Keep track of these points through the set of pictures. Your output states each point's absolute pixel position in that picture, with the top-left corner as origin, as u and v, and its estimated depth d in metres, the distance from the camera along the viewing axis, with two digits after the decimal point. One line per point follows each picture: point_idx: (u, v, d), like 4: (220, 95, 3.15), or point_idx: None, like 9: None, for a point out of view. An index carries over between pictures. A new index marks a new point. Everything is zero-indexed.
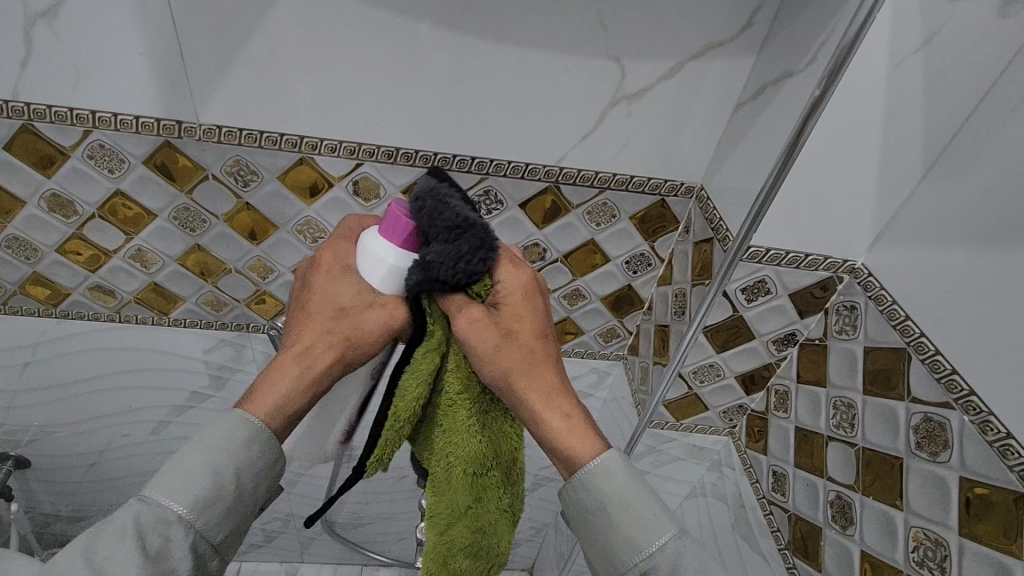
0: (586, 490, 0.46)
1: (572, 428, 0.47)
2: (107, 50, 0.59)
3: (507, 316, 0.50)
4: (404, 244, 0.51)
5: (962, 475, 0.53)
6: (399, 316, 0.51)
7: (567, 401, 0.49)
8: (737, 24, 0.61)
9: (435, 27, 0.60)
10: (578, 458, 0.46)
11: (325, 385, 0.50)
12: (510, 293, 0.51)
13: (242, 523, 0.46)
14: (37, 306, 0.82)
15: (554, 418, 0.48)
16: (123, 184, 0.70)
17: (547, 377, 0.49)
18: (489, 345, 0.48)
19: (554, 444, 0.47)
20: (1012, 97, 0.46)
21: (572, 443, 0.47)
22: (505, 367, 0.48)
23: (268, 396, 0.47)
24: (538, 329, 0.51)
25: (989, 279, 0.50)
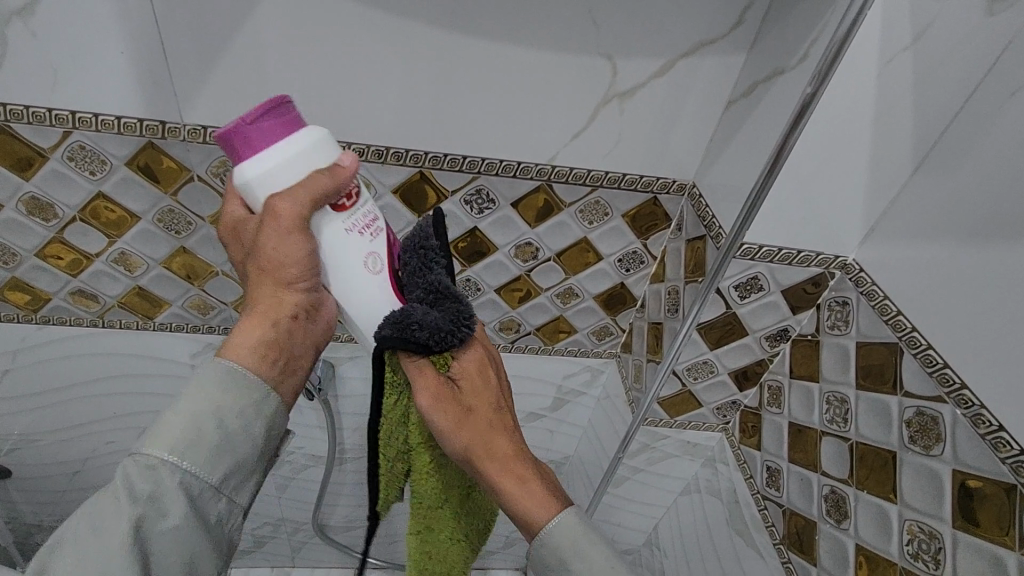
0: (548, 551, 0.49)
1: (527, 493, 0.51)
2: (85, 48, 0.57)
3: (467, 394, 0.54)
4: (256, 151, 0.48)
5: (955, 467, 0.53)
6: (283, 215, 0.48)
7: (522, 467, 0.52)
8: (728, 21, 0.61)
9: (424, 25, 0.59)
10: (536, 522, 0.50)
11: (280, 315, 0.51)
12: (466, 371, 0.54)
13: (241, 462, 0.48)
14: (16, 312, 0.80)
15: (511, 489, 0.51)
16: (105, 186, 0.68)
17: (503, 448, 0.52)
18: (449, 421, 0.52)
19: (516, 511, 0.51)
20: (1000, 93, 0.47)
21: (528, 508, 0.50)
22: (465, 439, 0.52)
23: (239, 345, 0.50)
24: (494, 403, 0.55)
25: (979, 273, 0.50)
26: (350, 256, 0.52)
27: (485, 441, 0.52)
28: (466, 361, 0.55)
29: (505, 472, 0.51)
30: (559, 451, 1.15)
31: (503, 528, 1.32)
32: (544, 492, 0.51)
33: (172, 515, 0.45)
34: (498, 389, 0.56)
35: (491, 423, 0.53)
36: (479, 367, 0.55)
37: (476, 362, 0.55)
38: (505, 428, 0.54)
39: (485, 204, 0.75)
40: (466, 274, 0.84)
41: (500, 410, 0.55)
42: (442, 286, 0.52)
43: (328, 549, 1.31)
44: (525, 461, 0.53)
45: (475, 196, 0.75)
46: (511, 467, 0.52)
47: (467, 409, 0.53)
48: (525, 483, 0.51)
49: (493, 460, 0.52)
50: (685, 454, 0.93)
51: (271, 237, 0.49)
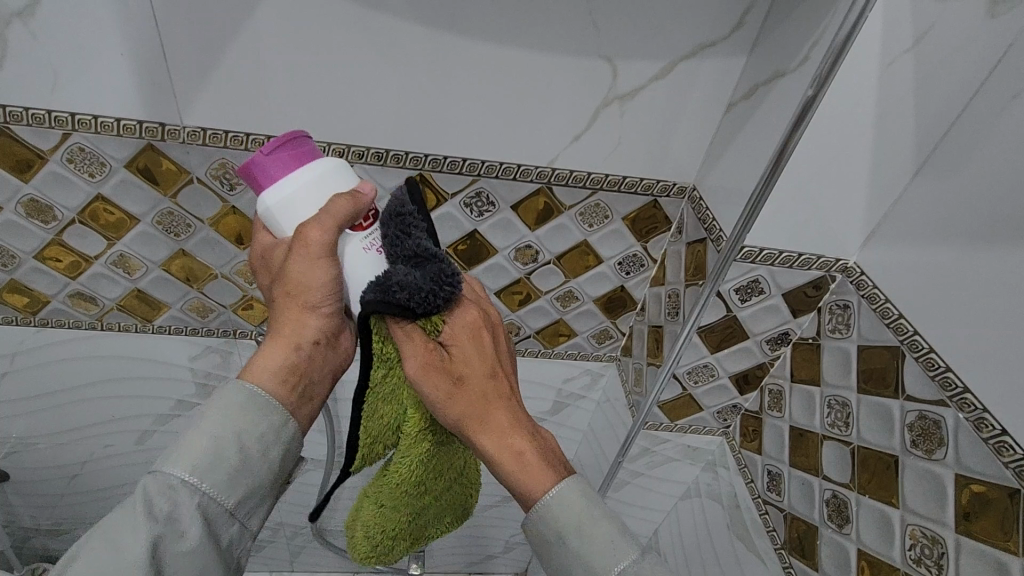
0: (545, 523, 0.47)
1: (523, 466, 0.49)
2: (85, 50, 0.57)
3: (460, 360, 0.52)
4: (274, 180, 0.51)
5: (958, 472, 0.53)
6: (313, 244, 0.49)
7: (517, 438, 0.50)
8: (728, 24, 0.61)
9: (424, 28, 0.59)
10: (533, 494, 0.48)
11: (303, 339, 0.53)
12: (460, 335, 0.53)
13: (259, 486, 0.48)
14: (15, 314, 0.79)
15: (505, 460, 0.49)
16: (104, 188, 0.68)
17: (499, 418, 0.51)
18: (440, 390, 0.51)
19: (512, 484, 0.49)
20: (1001, 96, 0.47)
21: (523, 481, 0.49)
22: (458, 408, 0.51)
23: (260, 367, 0.51)
24: (489, 369, 0.53)
25: (980, 276, 0.50)
26: (369, 268, 0.52)
27: (480, 411, 0.51)
28: (458, 325, 0.53)
29: (500, 444, 0.50)
30: None
31: (502, 532, 1.31)
32: (542, 465, 0.49)
33: (189, 536, 0.44)
34: (495, 354, 0.54)
35: (486, 391, 0.52)
36: (472, 330, 0.53)
37: (469, 325, 0.54)
38: (501, 396, 0.52)
39: (485, 207, 0.75)
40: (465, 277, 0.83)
41: (496, 376, 0.53)
42: (423, 248, 0.51)
43: (327, 554, 1.30)
44: (524, 431, 0.51)
45: (476, 199, 0.74)
46: (507, 438, 0.50)
47: (459, 376, 0.51)
48: (522, 454, 0.50)
49: (488, 431, 0.51)
50: (686, 458, 0.93)
51: (297, 262, 0.50)
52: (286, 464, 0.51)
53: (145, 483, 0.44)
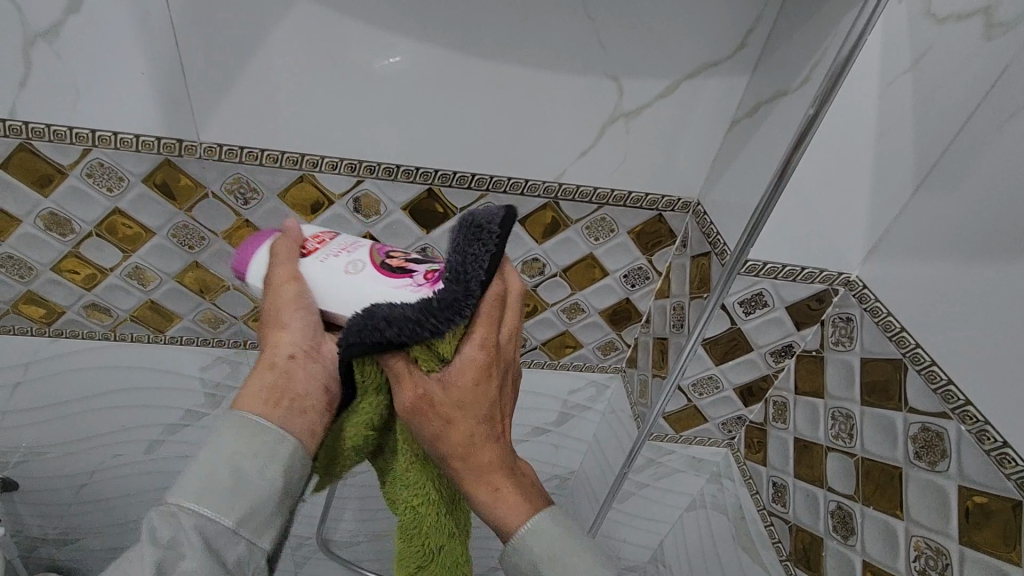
0: (518, 554, 0.49)
1: (501, 503, 0.49)
2: (108, 70, 0.59)
3: (456, 401, 0.48)
4: (251, 258, 0.55)
5: (961, 484, 0.54)
6: (277, 273, 0.52)
7: (499, 477, 0.50)
8: (731, 44, 0.63)
9: (436, 48, 0.61)
10: (505, 529, 0.49)
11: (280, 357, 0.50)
12: (460, 373, 0.47)
13: (260, 505, 0.46)
14: (30, 325, 0.81)
15: (484, 498, 0.50)
16: (122, 202, 0.70)
17: (485, 458, 0.49)
18: (429, 428, 0.49)
19: (486, 516, 0.50)
20: (998, 115, 0.49)
21: (498, 516, 0.50)
22: (445, 445, 0.49)
23: (248, 397, 0.49)
24: (485, 412, 0.49)
25: (980, 291, 0.51)
26: (330, 272, 0.52)
27: (468, 449, 0.49)
28: (461, 367, 0.48)
29: (482, 479, 0.50)
30: (564, 466, 1.15)
31: None
32: (517, 508, 0.49)
33: (189, 557, 0.42)
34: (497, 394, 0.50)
35: (478, 431, 0.49)
36: (477, 374, 0.48)
37: (475, 368, 0.48)
38: (492, 436, 0.50)
39: None
40: None
41: (491, 419, 0.50)
42: (451, 277, 0.47)
43: (331, 565, 1.30)
44: (507, 470, 0.50)
45: None
46: (489, 476, 0.50)
47: (450, 419, 0.48)
48: (500, 492, 0.50)
49: (472, 470, 0.49)
50: (691, 469, 0.93)
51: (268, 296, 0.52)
52: (292, 489, 0.48)
53: (150, 516, 0.43)
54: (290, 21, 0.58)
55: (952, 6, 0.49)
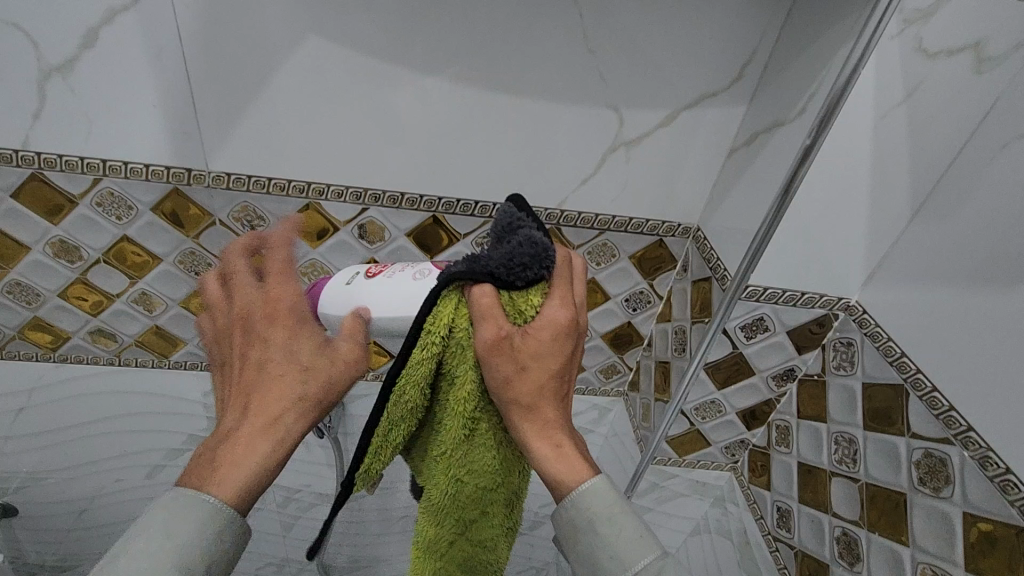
0: (576, 511, 0.45)
1: (562, 458, 0.48)
2: (119, 102, 0.60)
3: (530, 346, 0.48)
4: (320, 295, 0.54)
5: (966, 510, 0.54)
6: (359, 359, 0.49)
7: (559, 433, 0.49)
8: (728, 75, 0.64)
9: (441, 81, 0.62)
10: (565, 485, 0.47)
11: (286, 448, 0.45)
12: (543, 326, 0.48)
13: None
14: (35, 350, 0.82)
15: (543, 451, 0.48)
16: (130, 230, 0.71)
17: (549, 412, 0.49)
18: (500, 371, 0.47)
19: (542, 471, 0.48)
20: (989, 146, 0.51)
21: (559, 472, 0.47)
22: (513, 393, 0.48)
23: (237, 478, 0.42)
24: (557, 366, 0.49)
25: (980, 317, 0.52)
26: (398, 282, 0.52)
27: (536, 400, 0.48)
28: (545, 315, 0.48)
29: (545, 434, 0.48)
30: None
31: None
32: (578, 461, 0.48)
33: None
34: (571, 350, 0.49)
35: (546, 385, 0.49)
36: (558, 326, 0.48)
37: (557, 317, 0.48)
38: (557, 390, 0.49)
39: None
40: None
41: (560, 373, 0.49)
42: (536, 236, 0.48)
43: None
44: (568, 427, 0.50)
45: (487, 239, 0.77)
46: (551, 429, 0.49)
47: (524, 363, 0.48)
48: (561, 447, 0.48)
49: (535, 419, 0.48)
50: (694, 494, 0.93)
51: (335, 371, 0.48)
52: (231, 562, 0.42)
53: None
54: (298, 55, 0.59)
55: (943, 42, 0.50)
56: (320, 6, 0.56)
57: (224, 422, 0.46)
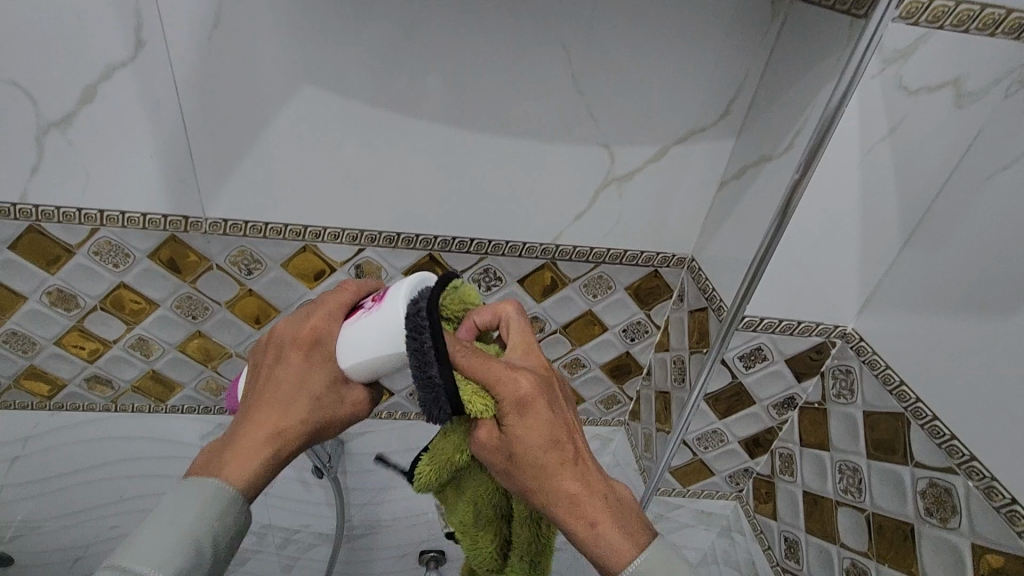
0: None
1: (598, 535, 0.45)
2: (117, 154, 0.61)
3: (512, 437, 0.46)
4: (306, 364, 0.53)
5: (974, 542, 0.54)
6: (357, 403, 0.53)
7: (588, 507, 0.46)
8: (714, 111, 0.65)
9: (437, 123, 0.63)
10: (613, 562, 0.45)
11: (286, 457, 0.50)
12: (512, 408, 0.46)
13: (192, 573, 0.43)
14: (31, 399, 0.81)
15: (580, 531, 0.46)
16: (127, 277, 0.71)
17: (567, 485, 0.46)
18: (498, 463, 0.48)
19: (586, 551, 0.46)
20: (979, 175, 0.53)
21: (600, 550, 0.45)
22: (519, 480, 0.47)
23: (247, 468, 0.47)
24: (549, 437, 0.46)
25: (975, 344, 0.53)
26: (348, 343, 0.51)
27: (545, 481, 0.46)
28: (511, 397, 0.46)
29: (571, 510, 0.46)
30: None
31: None
32: (620, 532, 0.46)
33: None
34: (552, 414, 0.47)
35: (548, 464, 0.46)
36: (524, 404, 0.46)
37: (516, 396, 0.46)
38: (565, 463, 0.47)
39: (492, 282, 0.78)
40: (573, 354, 0.87)
41: (558, 443, 0.47)
42: (430, 375, 0.45)
43: None
44: (596, 495, 0.47)
45: (483, 276, 0.77)
46: (579, 507, 0.46)
47: (516, 453, 0.46)
48: (596, 524, 0.46)
49: (554, 498, 0.46)
50: (701, 524, 0.91)
51: (343, 408, 0.52)
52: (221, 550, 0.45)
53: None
54: (293, 105, 0.60)
55: (924, 80, 0.51)
56: (315, 58, 0.58)
57: (239, 418, 0.51)
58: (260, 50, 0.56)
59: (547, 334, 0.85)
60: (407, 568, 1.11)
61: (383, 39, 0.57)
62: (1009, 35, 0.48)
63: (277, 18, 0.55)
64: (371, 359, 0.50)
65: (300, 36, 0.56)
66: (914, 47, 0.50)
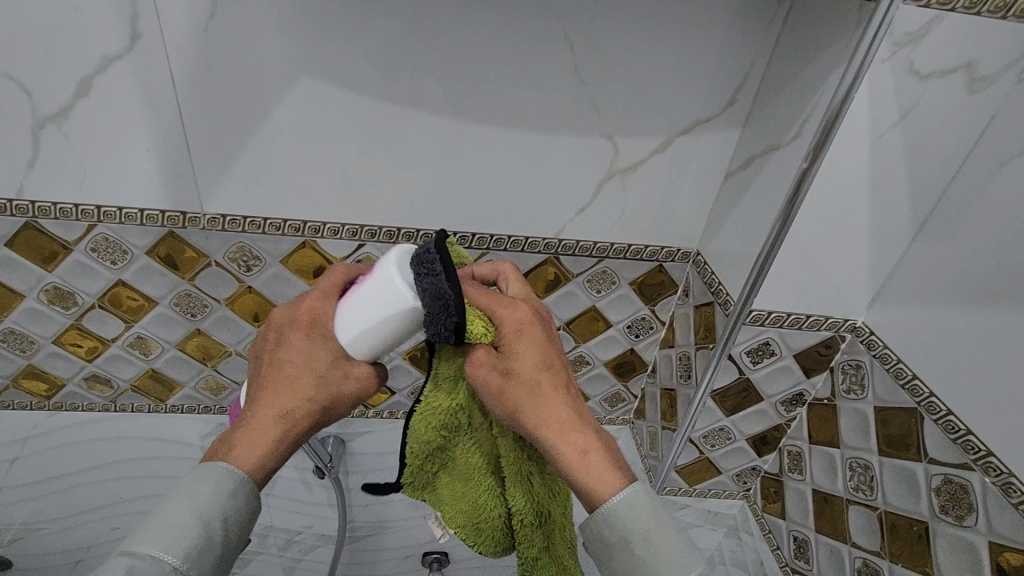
0: (610, 526, 0.43)
1: (588, 462, 0.44)
2: (113, 149, 0.61)
3: (508, 356, 0.48)
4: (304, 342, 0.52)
5: (991, 540, 0.52)
6: (363, 378, 0.51)
7: (578, 434, 0.45)
8: (719, 102, 0.64)
9: (437, 115, 0.62)
10: (601, 490, 0.44)
11: (297, 439, 0.49)
12: (509, 329, 0.48)
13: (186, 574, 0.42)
14: (30, 399, 0.80)
15: (568, 457, 0.45)
16: (125, 274, 0.70)
17: (557, 411, 0.46)
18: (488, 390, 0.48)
19: (573, 481, 0.45)
20: (991, 163, 0.52)
21: (589, 479, 0.44)
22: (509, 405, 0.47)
23: (254, 451, 0.47)
24: (544, 361, 0.48)
25: (989, 337, 0.52)
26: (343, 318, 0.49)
27: (534, 403, 0.46)
28: (507, 318, 0.48)
29: (560, 434, 0.45)
30: None
31: None
32: (609, 463, 0.44)
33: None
34: (547, 342, 0.49)
35: (539, 385, 0.47)
36: (519, 327, 0.48)
37: (515, 319, 0.48)
38: (556, 389, 0.47)
39: None
40: (578, 351, 0.86)
41: (550, 368, 0.48)
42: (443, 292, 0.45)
43: None
44: (585, 426, 0.46)
45: None
46: (568, 434, 0.45)
47: (507, 374, 0.47)
48: (586, 451, 0.45)
49: (543, 421, 0.46)
50: (708, 523, 0.90)
51: (349, 383, 0.50)
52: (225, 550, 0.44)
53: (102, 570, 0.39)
54: (291, 98, 0.60)
55: (935, 65, 0.50)
56: (313, 48, 0.57)
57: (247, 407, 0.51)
58: (258, 40, 0.56)
59: None
60: (411, 570, 1.10)
61: (382, 32, 0.56)
62: (1021, 19, 0.47)
63: (274, 9, 0.54)
64: (362, 337, 0.49)
65: (297, 29, 0.55)
66: (925, 31, 0.48)
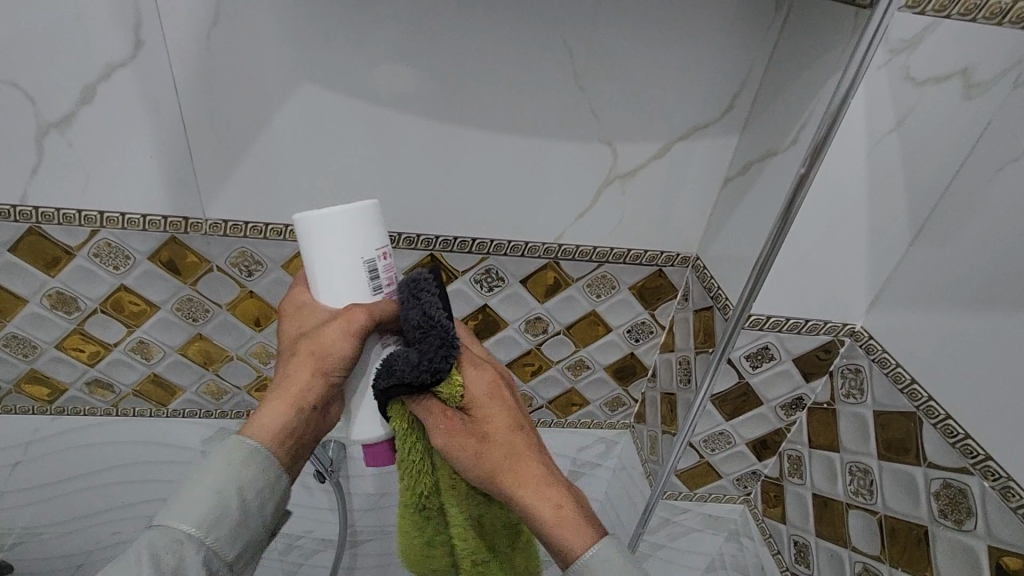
0: None
1: (560, 517, 0.47)
2: (116, 154, 0.61)
3: (478, 418, 0.51)
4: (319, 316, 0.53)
5: (990, 544, 0.52)
6: (346, 323, 0.50)
7: (549, 488, 0.49)
8: (718, 107, 0.65)
9: (437, 121, 0.63)
10: (575, 545, 0.46)
11: (306, 401, 0.51)
12: (477, 396, 0.52)
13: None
14: (32, 403, 0.81)
15: (541, 512, 0.47)
16: (127, 279, 0.71)
17: (527, 467, 0.50)
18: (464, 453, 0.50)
19: (548, 537, 0.47)
20: (987, 168, 0.52)
21: (562, 534, 0.46)
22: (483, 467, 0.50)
23: (263, 420, 0.50)
24: (512, 422, 0.52)
25: (987, 342, 0.52)
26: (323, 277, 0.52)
27: (506, 463, 0.50)
28: (475, 384, 0.52)
29: (532, 490, 0.48)
30: None
31: None
32: (580, 516, 0.47)
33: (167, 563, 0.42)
34: (513, 405, 0.54)
35: (509, 445, 0.50)
36: (487, 392, 0.52)
37: (485, 384, 0.53)
38: (524, 448, 0.51)
39: (494, 282, 0.77)
40: (579, 355, 0.86)
41: (518, 430, 0.52)
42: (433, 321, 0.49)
43: None
44: (553, 482, 0.49)
45: (486, 275, 0.77)
46: (539, 490, 0.49)
47: (479, 437, 0.51)
48: (559, 505, 0.48)
49: (515, 479, 0.49)
50: (708, 528, 0.90)
51: (334, 331, 0.50)
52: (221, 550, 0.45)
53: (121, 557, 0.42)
54: (292, 104, 0.60)
55: (931, 71, 0.50)
56: (314, 55, 0.57)
57: None
58: (260, 47, 0.56)
59: (551, 336, 0.84)
60: None
61: (382, 38, 0.57)
62: (1016, 24, 0.48)
63: (275, 17, 0.55)
64: (344, 281, 0.51)
65: (299, 36, 0.56)
66: (921, 37, 0.49)
